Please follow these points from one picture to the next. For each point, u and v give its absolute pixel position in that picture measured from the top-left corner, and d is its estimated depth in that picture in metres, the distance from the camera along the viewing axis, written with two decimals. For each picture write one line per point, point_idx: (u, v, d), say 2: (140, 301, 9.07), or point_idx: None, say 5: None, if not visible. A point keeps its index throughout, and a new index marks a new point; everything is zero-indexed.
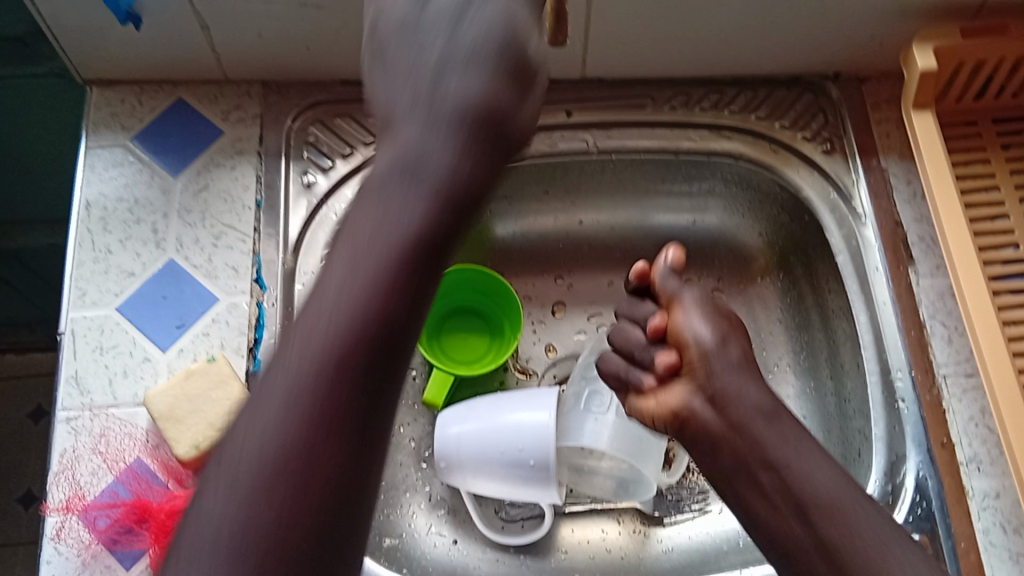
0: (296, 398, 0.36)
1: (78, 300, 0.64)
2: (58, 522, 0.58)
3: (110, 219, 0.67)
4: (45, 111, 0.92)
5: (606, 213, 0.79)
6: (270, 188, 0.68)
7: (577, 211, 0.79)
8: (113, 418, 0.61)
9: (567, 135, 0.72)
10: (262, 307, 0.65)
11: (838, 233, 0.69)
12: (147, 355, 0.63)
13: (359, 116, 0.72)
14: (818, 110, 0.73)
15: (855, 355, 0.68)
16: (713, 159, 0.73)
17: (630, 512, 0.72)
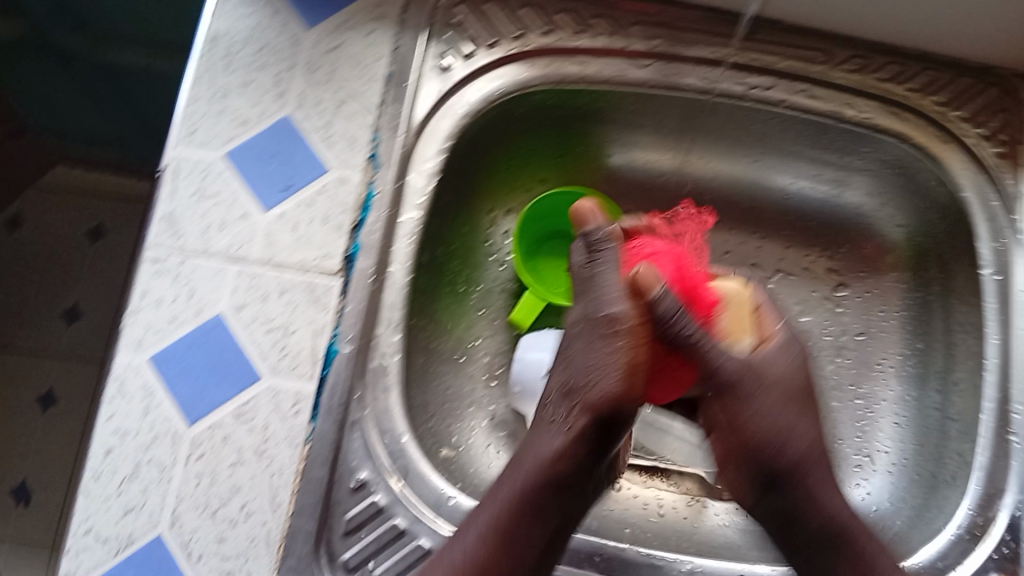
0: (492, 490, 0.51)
1: (186, 137, 0.61)
2: (129, 364, 0.58)
3: (234, 59, 0.62)
4: None
5: (721, 159, 0.73)
6: (403, 64, 0.63)
7: (691, 156, 0.74)
8: (200, 269, 0.59)
9: (715, 73, 0.66)
10: (372, 189, 0.61)
11: (989, 244, 0.64)
12: (247, 210, 0.60)
13: (511, 7, 0.66)
14: (1001, 108, 0.66)
15: (974, 375, 0.64)
16: (877, 135, 0.66)
17: (691, 478, 0.70)
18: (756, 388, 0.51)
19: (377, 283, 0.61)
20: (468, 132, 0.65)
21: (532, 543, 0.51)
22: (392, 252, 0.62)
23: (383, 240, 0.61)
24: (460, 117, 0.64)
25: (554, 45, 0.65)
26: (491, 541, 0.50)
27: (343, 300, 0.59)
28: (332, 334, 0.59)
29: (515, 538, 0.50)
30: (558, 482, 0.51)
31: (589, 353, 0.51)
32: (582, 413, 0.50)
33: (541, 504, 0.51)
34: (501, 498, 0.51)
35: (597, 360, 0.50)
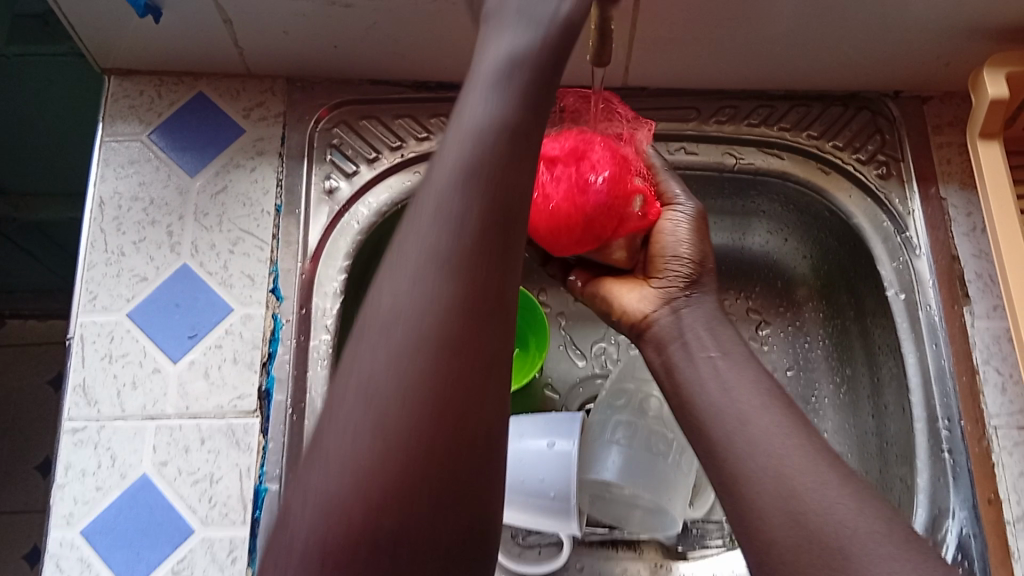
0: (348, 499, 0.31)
1: (87, 304, 0.62)
2: (61, 539, 0.57)
3: (124, 219, 0.64)
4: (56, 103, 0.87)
5: None
6: (291, 194, 0.66)
7: None
8: (119, 432, 0.59)
9: None
10: (278, 320, 0.62)
11: (889, 265, 0.64)
12: (157, 365, 0.61)
13: (386, 119, 0.69)
14: (875, 130, 0.68)
15: (901, 397, 0.63)
16: (760, 178, 0.68)
17: (651, 544, 0.69)
18: (663, 268, 0.59)
19: (297, 415, 0.61)
20: (364, 247, 0.66)
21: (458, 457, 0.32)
22: (310, 377, 0.62)
23: (295, 370, 0.61)
24: (356, 234, 0.66)
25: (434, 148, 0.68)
26: (397, 415, 0.32)
27: (264, 437, 0.59)
28: (259, 475, 0.58)
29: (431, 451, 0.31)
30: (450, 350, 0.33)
31: (433, 225, 0.35)
32: (447, 272, 0.34)
33: (396, 379, 0.32)
34: (377, 365, 0.33)
35: (454, 137, 0.37)
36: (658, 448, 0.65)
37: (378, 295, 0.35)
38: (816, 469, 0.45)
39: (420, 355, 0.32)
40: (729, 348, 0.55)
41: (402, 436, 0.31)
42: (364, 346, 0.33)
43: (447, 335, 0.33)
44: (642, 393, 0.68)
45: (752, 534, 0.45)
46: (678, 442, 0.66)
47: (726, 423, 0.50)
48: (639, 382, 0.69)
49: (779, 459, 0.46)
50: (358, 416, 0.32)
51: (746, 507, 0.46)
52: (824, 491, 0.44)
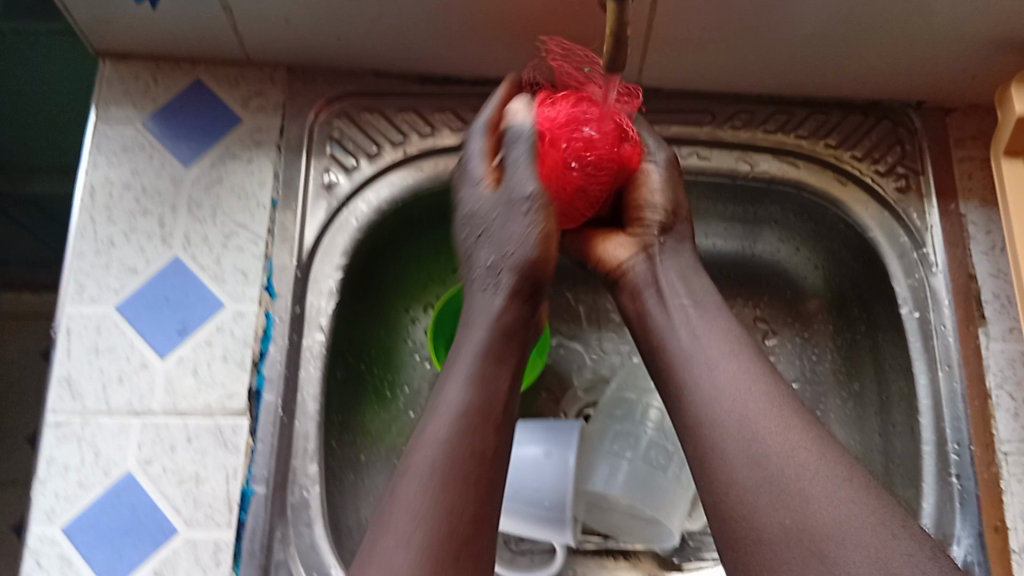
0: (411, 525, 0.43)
1: (75, 294, 0.60)
2: (40, 536, 0.55)
3: (115, 207, 0.62)
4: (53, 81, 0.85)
5: None
6: (288, 188, 0.64)
7: None
8: (104, 427, 0.57)
9: None
10: (271, 318, 0.61)
11: (904, 281, 0.62)
12: (144, 360, 0.59)
13: (389, 112, 0.67)
14: (896, 141, 0.66)
15: (910, 419, 0.61)
16: (774, 186, 0.66)
17: (646, 554, 0.66)
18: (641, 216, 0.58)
19: (287, 416, 0.59)
20: (361, 244, 0.65)
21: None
22: (300, 377, 0.60)
23: (286, 370, 0.60)
24: (354, 232, 0.64)
25: (438, 145, 0.66)
26: (424, 543, 0.42)
27: (253, 438, 0.58)
28: (246, 476, 0.57)
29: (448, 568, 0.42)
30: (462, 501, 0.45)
31: (428, 457, 0.46)
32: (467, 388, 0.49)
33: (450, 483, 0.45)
34: (408, 504, 0.44)
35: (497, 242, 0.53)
36: (657, 461, 0.63)
37: (413, 453, 0.47)
38: (786, 445, 0.46)
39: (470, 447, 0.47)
40: (702, 297, 0.55)
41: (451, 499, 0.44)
42: (405, 485, 0.45)
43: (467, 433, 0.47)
44: (643, 404, 0.67)
45: (725, 518, 0.46)
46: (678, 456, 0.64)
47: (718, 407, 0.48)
48: (640, 392, 0.68)
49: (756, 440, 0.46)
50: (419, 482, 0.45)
51: (719, 490, 0.46)
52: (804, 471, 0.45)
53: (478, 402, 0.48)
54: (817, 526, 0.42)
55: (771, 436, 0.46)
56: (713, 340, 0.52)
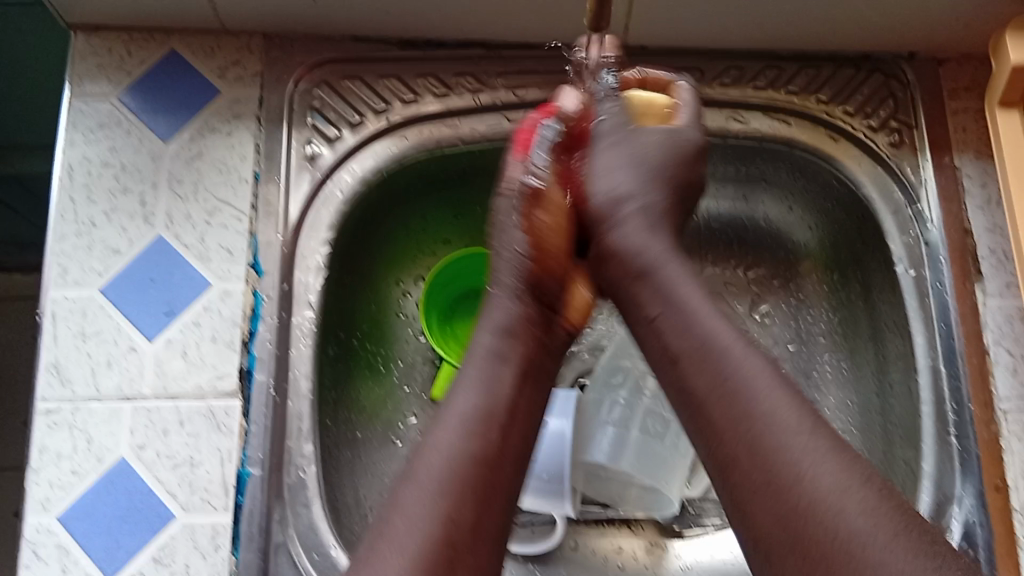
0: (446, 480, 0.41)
1: (59, 279, 0.59)
2: (36, 525, 0.54)
3: (94, 187, 0.61)
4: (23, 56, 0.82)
5: None
6: (270, 161, 0.62)
7: None
8: (94, 412, 0.56)
9: None
10: (259, 296, 0.60)
11: (899, 239, 0.62)
12: (132, 343, 0.58)
13: (371, 80, 0.65)
14: (888, 94, 0.65)
15: (907, 376, 0.61)
16: (766, 145, 0.64)
17: (647, 523, 0.66)
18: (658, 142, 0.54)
19: (280, 396, 0.58)
20: (348, 217, 0.63)
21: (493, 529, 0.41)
22: (292, 356, 0.59)
23: (277, 349, 0.59)
24: (340, 205, 0.62)
25: (422, 112, 0.64)
26: (452, 496, 0.40)
27: (246, 420, 0.57)
28: (241, 459, 0.56)
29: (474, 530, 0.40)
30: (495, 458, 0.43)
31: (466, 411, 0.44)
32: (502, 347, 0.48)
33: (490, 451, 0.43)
34: (441, 455, 0.42)
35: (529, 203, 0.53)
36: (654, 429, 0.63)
37: (449, 402, 0.45)
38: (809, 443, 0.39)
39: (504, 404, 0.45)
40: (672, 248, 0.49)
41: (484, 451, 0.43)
42: (436, 436, 0.43)
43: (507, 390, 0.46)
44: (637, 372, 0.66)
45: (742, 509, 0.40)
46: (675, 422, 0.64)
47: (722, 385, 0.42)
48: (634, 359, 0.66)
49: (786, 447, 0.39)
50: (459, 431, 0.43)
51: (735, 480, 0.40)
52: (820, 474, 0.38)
53: (510, 364, 0.47)
54: (806, 493, 0.37)
55: (759, 394, 0.41)
56: (686, 287, 0.47)
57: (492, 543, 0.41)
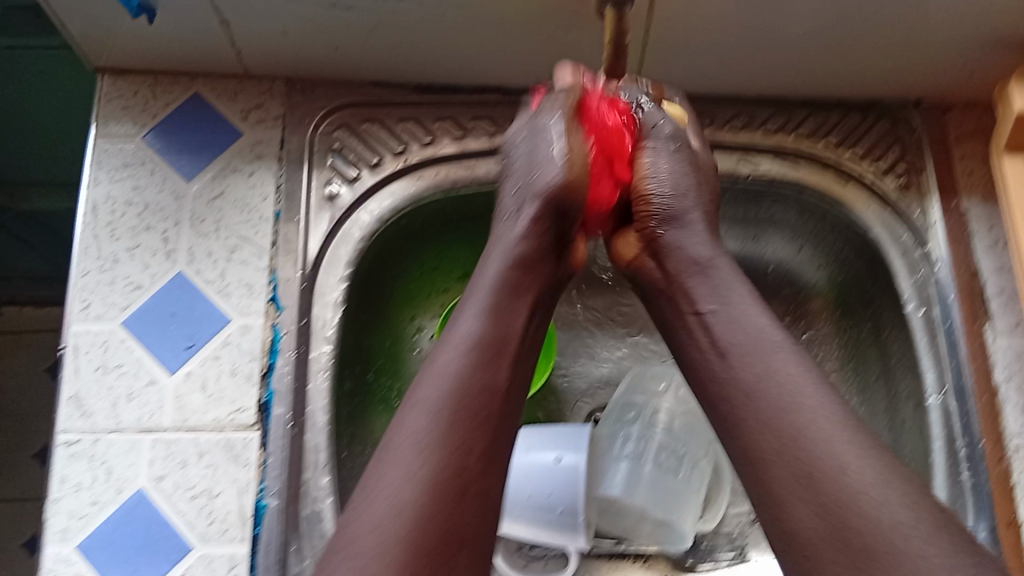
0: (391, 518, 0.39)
1: (82, 312, 0.60)
2: (54, 555, 0.55)
3: (118, 224, 0.62)
4: (49, 98, 0.85)
5: None
6: (291, 199, 0.64)
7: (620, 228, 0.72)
8: (114, 444, 0.57)
9: None
10: (278, 330, 0.61)
11: (908, 280, 0.62)
12: (153, 376, 0.59)
13: (389, 122, 0.67)
14: (895, 139, 0.66)
15: (919, 415, 0.61)
16: (775, 187, 0.66)
17: (659, 558, 0.66)
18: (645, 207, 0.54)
19: (297, 429, 0.59)
20: (366, 255, 0.65)
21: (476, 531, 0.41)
22: (309, 390, 0.60)
23: (295, 383, 0.60)
24: (358, 242, 0.64)
25: (439, 153, 0.66)
26: (415, 526, 0.39)
27: (265, 451, 0.58)
28: (259, 490, 0.57)
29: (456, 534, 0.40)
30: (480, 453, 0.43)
31: (440, 385, 0.44)
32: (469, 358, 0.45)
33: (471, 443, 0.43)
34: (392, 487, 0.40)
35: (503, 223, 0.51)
36: (668, 464, 0.64)
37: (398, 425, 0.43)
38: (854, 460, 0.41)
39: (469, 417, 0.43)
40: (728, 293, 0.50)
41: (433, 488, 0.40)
42: (387, 466, 0.41)
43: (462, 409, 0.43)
44: (650, 407, 0.67)
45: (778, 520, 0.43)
46: (688, 456, 0.65)
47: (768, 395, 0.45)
48: (648, 395, 0.68)
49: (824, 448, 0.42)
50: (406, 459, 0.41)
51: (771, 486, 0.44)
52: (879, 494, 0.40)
53: (473, 379, 0.44)
54: (872, 520, 0.39)
55: (817, 429, 0.43)
56: (758, 321, 0.48)
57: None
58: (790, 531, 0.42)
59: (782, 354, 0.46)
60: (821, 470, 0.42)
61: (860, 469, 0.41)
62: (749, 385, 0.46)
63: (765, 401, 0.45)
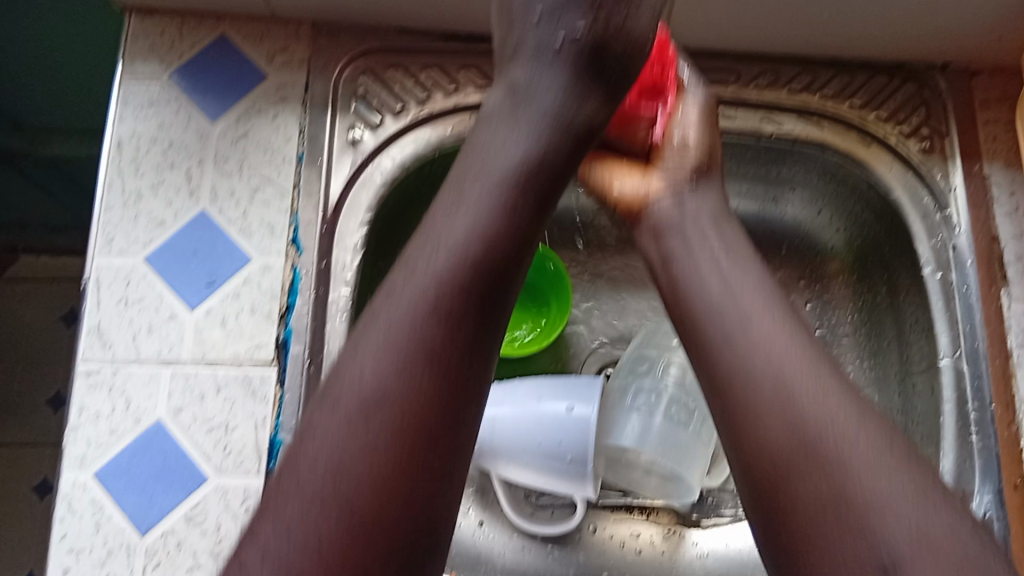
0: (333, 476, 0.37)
1: (104, 247, 0.61)
2: (73, 481, 0.56)
3: (143, 161, 0.63)
4: (74, 41, 0.85)
5: None
6: (314, 142, 0.64)
7: None
8: (134, 376, 0.58)
9: None
10: (297, 271, 0.61)
11: (926, 243, 0.63)
12: (173, 311, 0.60)
13: (413, 69, 0.67)
14: (920, 103, 0.66)
15: (930, 378, 0.62)
16: (798, 147, 0.66)
17: (665, 509, 0.68)
18: (669, 153, 0.56)
19: (315, 368, 0.60)
20: (386, 201, 0.65)
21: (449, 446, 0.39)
22: (328, 330, 0.61)
23: (314, 323, 0.61)
24: (379, 188, 0.64)
25: (463, 102, 0.66)
26: (348, 491, 0.37)
27: (281, 388, 0.59)
28: (275, 426, 0.58)
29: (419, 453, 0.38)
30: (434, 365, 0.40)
31: (375, 360, 0.40)
32: (419, 315, 0.40)
33: (428, 345, 0.40)
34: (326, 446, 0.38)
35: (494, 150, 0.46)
36: (679, 417, 0.64)
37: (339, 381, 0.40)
38: (829, 407, 0.41)
39: (432, 352, 0.40)
40: (734, 244, 0.50)
41: (377, 440, 0.38)
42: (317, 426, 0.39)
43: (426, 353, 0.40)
44: (663, 361, 0.67)
45: (746, 453, 0.42)
46: (699, 411, 0.65)
47: (725, 322, 0.45)
48: (662, 350, 0.68)
49: (802, 399, 0.41)
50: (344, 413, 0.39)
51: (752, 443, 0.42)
52: (849, 439, 0.40)
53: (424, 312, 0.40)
54: (853, 484, 0.38)
55: (799, 378, 0.42)
56: (757, 301, 0.46)
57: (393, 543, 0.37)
58: (761, 448, 0.41)
59: (790, 325, 0.45)
60: (850, 504, 0.38)
61: (899, 520, 0.37)
62: (743, 359, 0.44)
63: (763, 351, 0.43)
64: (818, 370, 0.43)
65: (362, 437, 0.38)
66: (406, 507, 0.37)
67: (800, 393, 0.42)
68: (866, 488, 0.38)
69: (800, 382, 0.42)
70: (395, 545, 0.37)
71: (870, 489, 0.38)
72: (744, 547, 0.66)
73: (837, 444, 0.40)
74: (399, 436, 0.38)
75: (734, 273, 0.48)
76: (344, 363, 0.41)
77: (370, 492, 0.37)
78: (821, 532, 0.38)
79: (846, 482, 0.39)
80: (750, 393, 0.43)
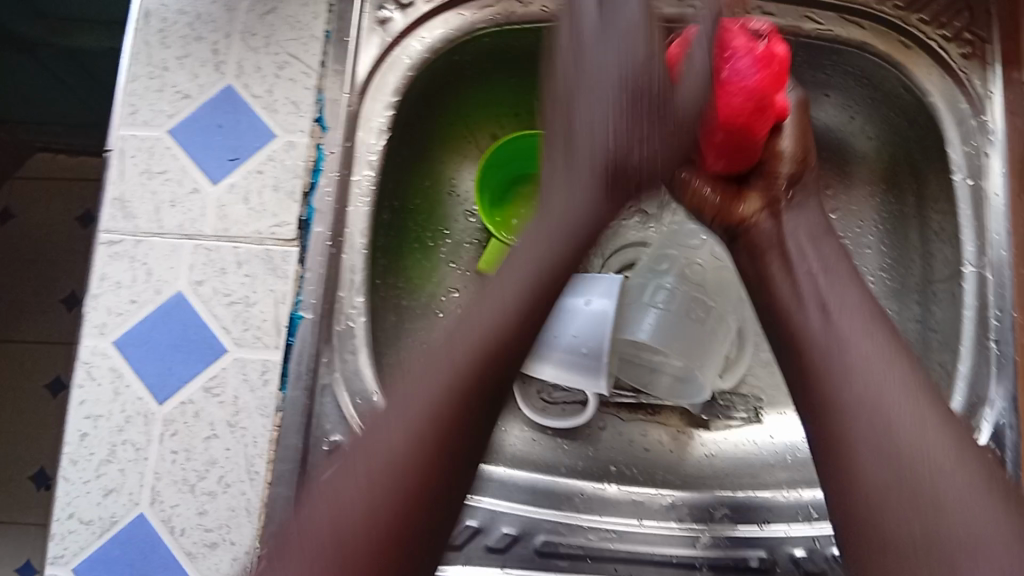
0: (358, 509, 0.40)
1: (128, 118, 0.60)
2: (93, 347, 0.56)
3: (169, 32, 0.62)
4: None
5: None
6: (342, 20, 0.63)
7: None
8: (156, 247, 0.58)
9: None
10: (322, 151, 0.61)
11: (959, 149, 0.62)
12: (196, 185, 0.59)
13: None
14: (965, 7, 0.64)
15: (952, 286, 0.62)
16: (836, 48, 0.64)
17: (675, 411, 0.68)
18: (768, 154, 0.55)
19: (336, 248, 0.60)
20: (415, 83, 0.65)
21: (461, 449, 0.43)
22: (350, 213, 0.61)
23: (337, 204, 0.61)
24: (406, 69, 0.64)
25: None
26: (383, 504, 0.40)
27: (302, 267, 0.58)
28: (294, 303, 0.58)
29: (468, 376, 0.43)
30: (453, 370, 0.43)
31: (428, 388, 0.43)
32: (462, 367, 0.44)
33: (447, 367, 0.43)
34: (384, 448, 0.41)
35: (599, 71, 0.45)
36: (692, 315, 0.66)
37: (383, 423, 0.43)
38: (921, 426, 0.41)
39: (444, 415, 0.43)
40: (832, 262, 0.51)
41: (382, 481, 0.41)
42: (374, 435, 0.42)
43: (439, 413, 0.43)
44: (683, 262, 0.68)
45: (839, 462, 0.43)
46: (712, 308, 0.67)
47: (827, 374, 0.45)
48: (683, 250, 0.69)
49: (894, 428, 0.41)
50: (386, 427, 0.42)
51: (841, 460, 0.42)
52: (926, 444, 0.40)
53: (474, 342, 0.44)
54: (937, 483, 0.39)
55: (908, 395, 0.42)
56: (853, 324, 0.47)
57: (406, 555, 0.41)
58: (855, 480, 0.41)
59: (877, 336, 0.46)
60: (941, 524, 0.38)
61: (993, 556, 0.36)
62: (839, 368, 0.45)
63: (862, 378, 0.44)
64: (920, 396, 0.42)
65: (382, 484, 0.41)
66: (406, 539, 0.41)
67: (901, 422, 0.41)
68: (953, 494, 0.38)
69: (898, 414, 0.42)
70: (401, 548, 0.40)
71: (953, 491, 0.38)
72: (753, 447, 0.67)
73: (916, 459, 0.40)
74: (394, 466, 0.41)
75: (832, 293, 0.49)
76: (405, 375, 0.45)
77: (402, 487, 0.41)
78: (896, 503, 0.39)
79: (932, 498, 0.38)
80: (843, 408, 0.43)
